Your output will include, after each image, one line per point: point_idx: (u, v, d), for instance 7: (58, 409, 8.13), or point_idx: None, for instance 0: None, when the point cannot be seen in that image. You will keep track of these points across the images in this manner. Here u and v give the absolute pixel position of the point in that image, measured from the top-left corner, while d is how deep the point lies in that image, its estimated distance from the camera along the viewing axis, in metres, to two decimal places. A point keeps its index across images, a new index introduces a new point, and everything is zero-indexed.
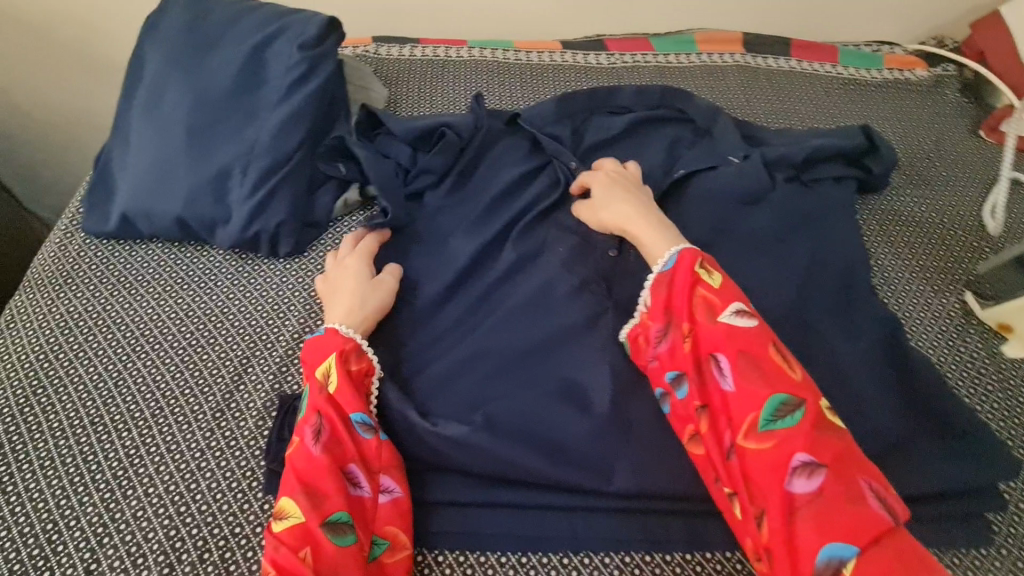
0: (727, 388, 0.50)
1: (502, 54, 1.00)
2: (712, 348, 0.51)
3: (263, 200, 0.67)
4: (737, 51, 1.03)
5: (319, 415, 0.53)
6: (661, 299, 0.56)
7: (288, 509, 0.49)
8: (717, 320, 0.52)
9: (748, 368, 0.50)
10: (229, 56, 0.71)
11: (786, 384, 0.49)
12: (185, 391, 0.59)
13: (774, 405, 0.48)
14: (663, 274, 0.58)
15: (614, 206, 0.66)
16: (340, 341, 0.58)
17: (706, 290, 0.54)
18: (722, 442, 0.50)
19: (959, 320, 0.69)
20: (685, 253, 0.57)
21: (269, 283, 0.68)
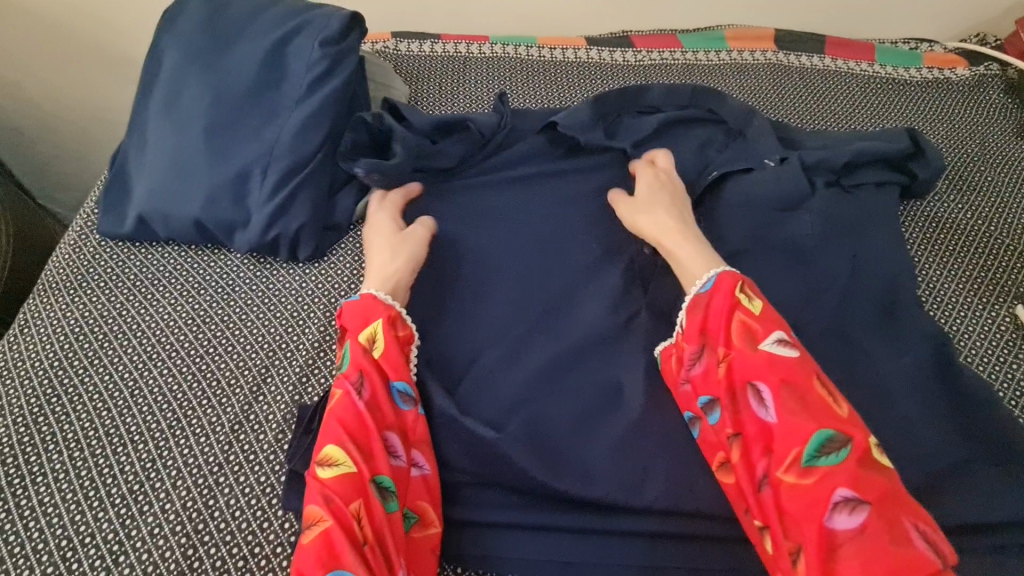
0: (765, 419, 0.47)
1: (526, 51, 0.97)
2: (751, 376, 0.49)
3: (283, 203, 0.64)
4: (768, 49, 1.00)
5: (363, 373, 0.54)
6: (697, 321, 0.54)
7: (335, 456, 0.49)
8: (757, 347, 0.49)
9: (789, 399, 0.47)
10: (249, 52, 0.69)
11: (829, 418, 0.46)
12: (203, 401, 0.58)
13: (816, 439, 0.45)
14: (700, 296, 0.55)
15: (655, 219, 0.64)
16: (384, 308, 0.59)
17: (746, 315, 0.51)
18: (756, 473, 0.47)
19: (1010, 335, 0.65)
20: (723, 277, 0.55)
21: (288, 289, 0.66)
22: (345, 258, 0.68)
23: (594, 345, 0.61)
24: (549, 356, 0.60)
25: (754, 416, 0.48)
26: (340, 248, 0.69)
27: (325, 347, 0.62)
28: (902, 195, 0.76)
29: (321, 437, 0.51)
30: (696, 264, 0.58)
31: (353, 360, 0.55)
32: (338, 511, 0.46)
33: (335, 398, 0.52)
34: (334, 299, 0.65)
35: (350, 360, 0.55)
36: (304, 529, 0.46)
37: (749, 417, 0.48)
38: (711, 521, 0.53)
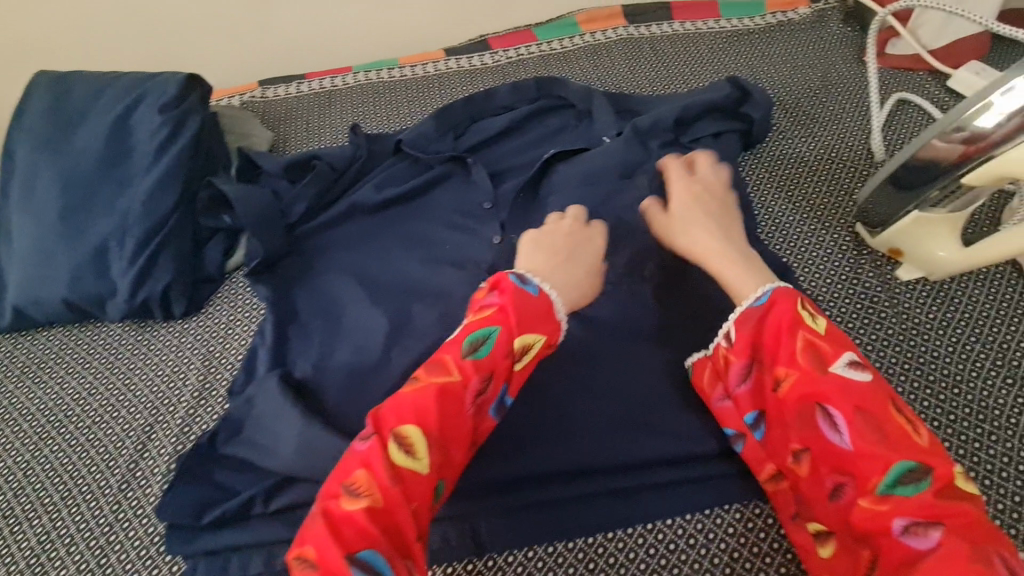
0: (836, 444, 0.47)
1: (387, 73, 1.00)
2: (820, 400, 0.48)
3: (144, 267, 0.68)
4: (619, 25, 1.03)
5: (490, 374, 0.51)
6: (746, 335, 0.53)
7: (416, 446, 0.47)
8: (829, 371, 0.48)
9: (865, 427, 0.46)
10: (94, 131, 0.72)
11: (911, 449, 0.44)
12: (93, 470, 0.61)
13: (896, 466, 0.44)
14: (753, 309, 0.54)
15: (706, 229, 0.62)
16: (546, 326, 0.55)
17: (810, 333, 0.50)
18: (822, 487, 0.48)
19: (851, 252, 0.70)
20: (782, 291, 0.53)
21: (168, 347, 0.69)
22: (220, 307, 0.72)
23: None
24: (412, 361, 0.64)
25: (826, 439, 0.47)
26: (215, 298, 0.73)
27: (205, 395, 0.65)
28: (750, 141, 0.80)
29: (411, 409, 0.48)
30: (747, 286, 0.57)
31: (489, 354, 0.51)
32: (393, 501, 0.45)
33: (450, 381, 0.50)
34: (211, 348, 0.68)
35: (489, 349, 0.51)
36: (348, 490, 0.45)
37: (814, 436, 0.48)
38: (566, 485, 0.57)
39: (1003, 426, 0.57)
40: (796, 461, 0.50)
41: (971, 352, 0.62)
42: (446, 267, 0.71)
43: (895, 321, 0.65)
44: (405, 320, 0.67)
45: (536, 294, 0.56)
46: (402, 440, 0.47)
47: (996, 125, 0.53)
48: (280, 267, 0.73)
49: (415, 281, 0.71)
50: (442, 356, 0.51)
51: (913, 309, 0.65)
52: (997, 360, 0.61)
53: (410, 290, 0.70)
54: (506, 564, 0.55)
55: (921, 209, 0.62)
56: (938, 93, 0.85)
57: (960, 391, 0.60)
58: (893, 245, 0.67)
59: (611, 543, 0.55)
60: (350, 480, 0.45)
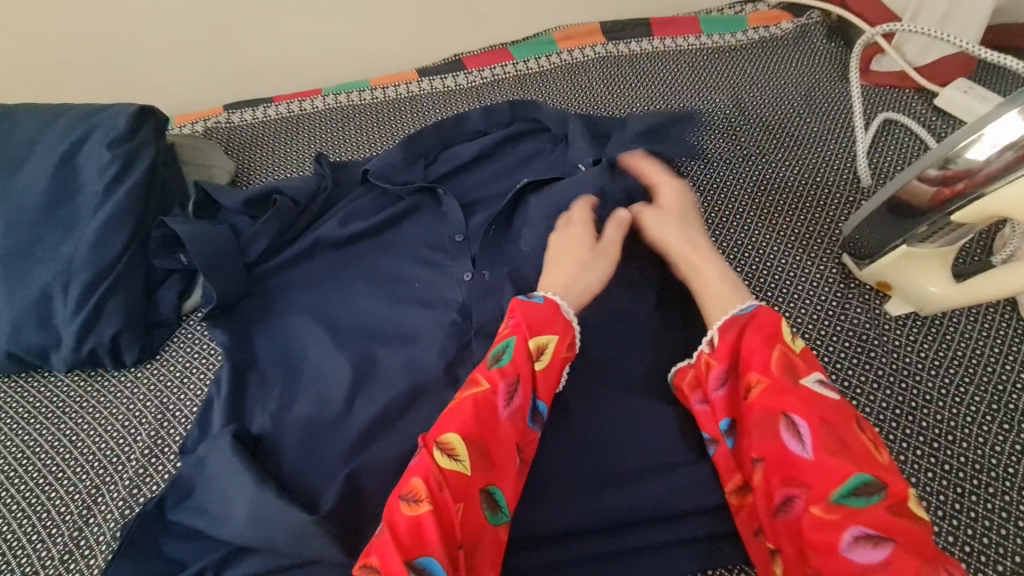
0: (797, 453, 0.45)
1: (358, 95, 0.96)
2: (786, 409, 0.46)
3: (90, 315, 0.63)
4: (598, 43, 0.99)
5: (515, 378, 0.53)
6: (728, 342, 0.52)
7: (457, 449, 0.49)
8: (800, 381, 0.47)
9: (828, 438, 0.45)
10: (39, 170, 0.68)
11: (869, 462, 0.44)
12: (33, 538, 0.57)
13: (851, 479, 0.43)
14: (737, 318, 0.53)
15: (686, 240, 0.63)
16: (561, 327, 0.57)
17: (787, 346, 0.49)
18: (773, 498, 0.46)
19: (839, 285, 0.67)
20: (764, 307, 0.53)
21: (118, 398, 0.65)
22: (175, 353, 0.68)
23: (420, 391, 0.61)
24: (376, 413, 0.60)
25: (785, 447, 0.46)
26: (171, 344, 0.69)
27: (157, 451, 0.61)
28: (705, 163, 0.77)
29: (450, 418, 0.51)
30: (720, 289, 0.58)
31: (510, 360, 0.54)
32: (443, 503, 0.47)
33: (478, 389, 0.52)
34: (164, 399, 0.64)
35: (510, 356, 0.54)
36: (405, 498, 0.47)
37: (775, 443, 0.46)
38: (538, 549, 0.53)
39: (1001, 477, 0.54)
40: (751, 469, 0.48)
41: (965, 393, 0.59)
42: (414, 307, 0.68)
43: (885, 360, 0.62)
44: (370, 366, 0.64)
45: (542, 302, 0.58)
46: (445, 446, 0.50)
47: (987, 159, 0.50)
48: (239, 310, 0.69)
49: (382, 323, 0.67)
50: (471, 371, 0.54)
51: (904, 347, 0.62)
52: (991, 403, 0.58)
53: (376, 333, 0.67)
54: None
55: (909, 244, 0.59)
56: (925, 112, 0.82)
57: (955, 437, 0.57)
58: (882, 279, 0.64)
59: None
60: (406, 489, 0.48)
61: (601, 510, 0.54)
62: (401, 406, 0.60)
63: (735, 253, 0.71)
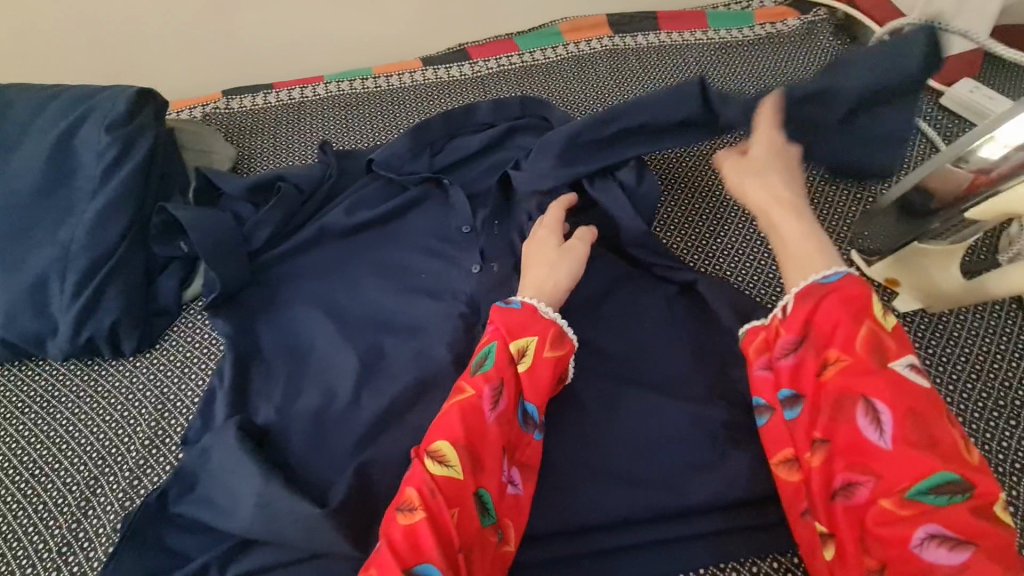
0: (874, 441, 0.43)
1: (361, 83, 0.94)
2: (870, 394, 0.44)
3: (88, 302, 0.61)
4: (605, 35, 0.98)
5: (500, 383, 0.52)
6: (803, 311, 0.49)
7: (446, 455, 0.48)
8: (887, 366, 0.44)
9: (914, 430, 0.42)
10: (35, 152, 0.66)
11: (956, 462, 0.41)
12: (29, 530, 0.55)
13: (933, 474, 0.41)
14: (818, 285, 0.49)
15: (770, 185, 0.58)
16: (543, 325, 0.55)
17: (875, 324, 0.46)
18: (835, 481, 0.45)
19: None
20: (851, 277, 0.49)
21: (116, 387, 0.63)
22: (175, 342, 0.66)
23: (429, 383, 0.60)
24: (384, 404, 0.59)
25: (862, 432, 0.44)
26: (171, 333, 0.67)
27: (157, 442, 0.59)
28: None
29: (441, 425, 0.50)
30: (804, 248, 0.53)
31: (493, 364, 0.53)
32: (437, 510, 0.45)
33: (464, 395, 0.51)
34: (164, 388, 0.63)
35: (493, 361, 0.53)
36: (401, 509, 0.46)
37: (848, 426, 0.44)
38: (550, 543, 0.53)
39: (1008, 473, 0.55)
40: (816, 448, 0.46)
41: (973, 390, 0.60)
42: (422, 299, 0.67)
43: None
44: (377, 357, 0.63)
45: (518, 307, 0.57)
46: (435, 453, 0.49)
47: (1001, 157, 0.50)
48: (241, 300, 0.67)
49: (388, 314, 0.66)
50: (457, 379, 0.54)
51: (912, 344, 0.63)
52: (999, 400, 0.59)
53: (383, 324, 0.66)
54: None
55: (920, 240, 0.61)
56: (930, 111, 0.83)
57: (962, 432, 0.58)
58: (892, 276, 0.65)
59: None
60: (402, 499, 0.47)
61: (613, 505, 0.54)
62: (409, 398, 0.60)
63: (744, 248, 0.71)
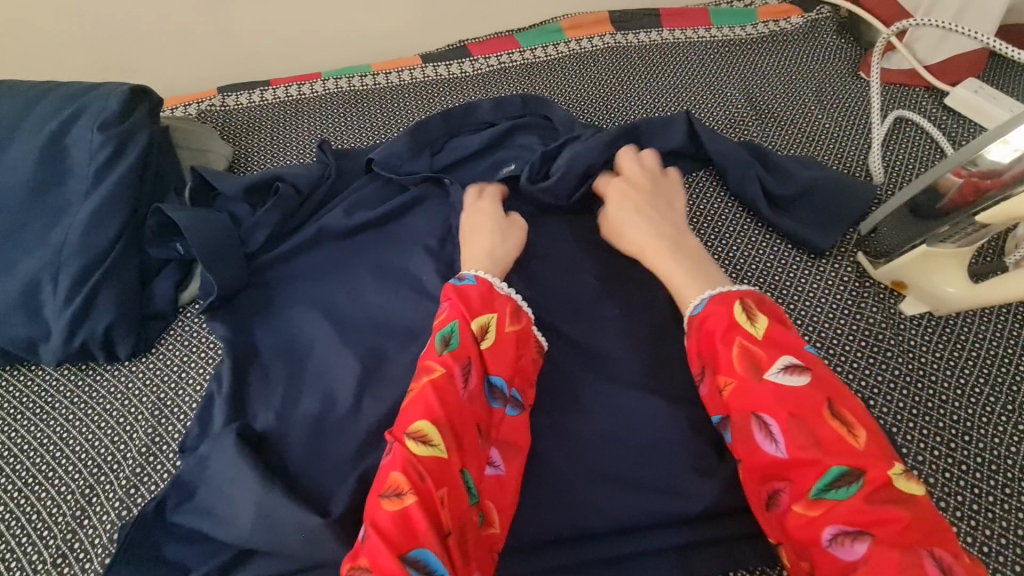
0: (770, 452, 0.44)
1: (359, 81, 0.93)
2: (755, 408, 0.45)
3: (81, 306, 0.60)
4: (607, 32, 0.97)
5: (468, 361, 0.51)
6: (692, 341, 0.51)
7: (429, 434, 0.47)
8: (762, 378, 0.45)
9: (798, 432, 0.43)
10: (25, 151, 0.65)
11: (843, 453, 0.42)
12: (22, 541, 0.54)
13: (825, 472, 0.41)
14: (692, 317, 0.52)
15: (634, 230, 0.63)
16: (502, 301, 0.56)
17: (746, 338, 0.47)
18: (757, 495, 0.46)
19: (853, 283, 0.67)
20: (716, 298, 0.51)
21: (112, 393, 0.62)
22: (172, 347, 0.65)
23: None
24: (385, 409, 0.58)
25: (760, 446, 0.45)
26: (167, 337, 0.66)
27: (154, 449, 0.58)
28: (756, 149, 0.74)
29: (413, 407, 0.49)
30: (679, 279, 0.57)
31: (461, 342, 0.52)
32: (428, 491, 0.44)
33: (437, 374, 0.50)
34: (161, 394, 0.61)
35: (459, 340, 0.52)
36: (387, 493, 0.44)
37: (747, 442, 0.46)
38: (557, 551, 0.52)
39: (1017, 478, 0.55)
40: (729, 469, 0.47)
41: (980, 394, 0.59)
42: (423, 301, 0.65)
43: (903, 360, 0.61)
44: (378, 361, 0.62)
45: (474, 284, 0.56)
46: (416, 435, 0.47)
47: (1011, 161, 0.51)
48: (239, 303, 0.66)
49: (389, 316, 0.65)
50: (421, 361, 0.52)
51: (920, 347, 0.62)
52: (1006, 404, 0.59)
53: (383, 327, 0.65)
54: None
55: (930, 244, 0.58)
56: (936, 111, 0.82)
57: (971, 438, 0.57)
58: (898, 277, 0.63)
59: None
60: (387, 484, 0.45)
61: (620, 511, 0.53)
62: None
63: (750, 250, 0.70)
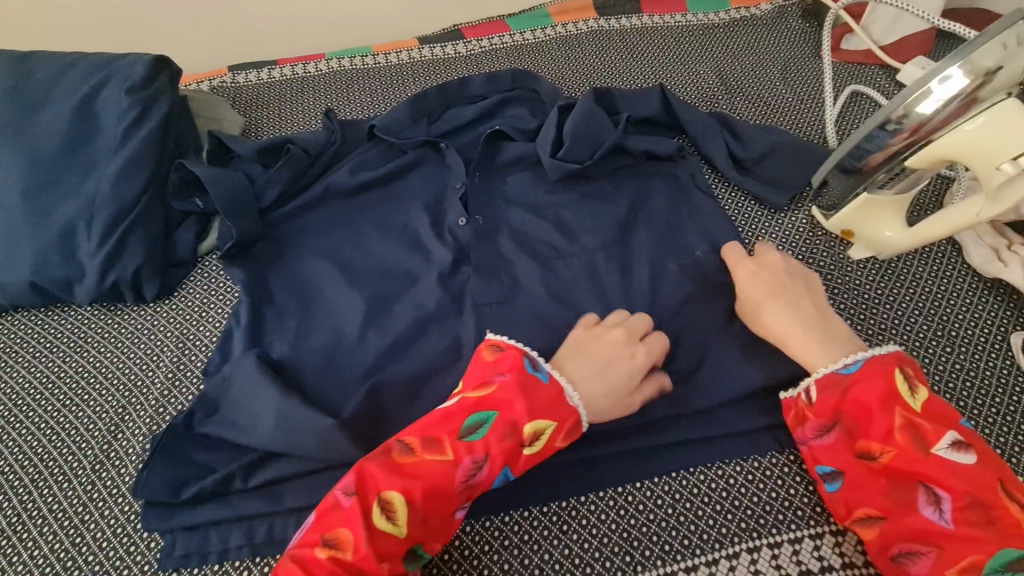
0: (935, 523, 0.47)
1: (361, 60, 0.99)
2: (923, 478, 0.48)
3: (113, 249, 0.67)
4: (590, 17, 1.05)
5: (484, 455, 0.51)
6: (832, 402, 0.53)
7: (398, 511, 0.49)
8: (931, 453, 0.48)
9: (969, 511, 0.46)
10: (59, 113, 0.71)
11: (1016, 535, 0.45)
12: (63, 452, 0.60)
13: (997, 552, 0.44)
14: (840, 376, 0.54)
15: (777, 311, 0.60)
16: (566, 411, 0.54)
17: (907, 410, 0.50)
18: (898, 556, 0.49)
19: (806, 233, 0.74)
20: (874, 365, 0.53)
21: (139, 328, 0.68)
22: (193, 288, 0.71)
23: (427, 321, 0.66)
24: (388, 338, 0.65)
25: (923, 516, 0.47)
26: (188, 281, 0.72)
27: (180, 376, 0.65)
28: (724, 121, 0.82)
29: (405, 473, 0.50)
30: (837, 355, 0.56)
31: (483, 437, 0.52)
32: (365, 561, 0.46)
33: (444, 457, 0.51)
34: (185, 329, 0.68)
35: (483, 432, 0.52)
36: (327, 538, 0.47)
37: (907, 510, 0.48)
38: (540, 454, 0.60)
39: (942, 391, 0.63)
40: (869, 523, 0.50)
41: (915, 324, 0.67)
42: (422, 249, 0.73)
43: (847, 296, 0.69)
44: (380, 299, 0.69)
45: (545, 381, 0.55)
46: (387, 501, 0.49)
47: (935, 111, 0.56)
48: (253, 251, 0.73)
49: (390, 262, 0.72)
50: (433, 431, 0.52)
51: (862, 286, 0.70)
52: (936, 331, 0.66)
53: (385, 270, 0.72)
54: (484, 529, 0.58)
55: (869, 191, 0.66)
56: (888, 86, 0.90)
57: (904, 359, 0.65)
58: (847, 226, 0.71)
59: (585, 506, 0.58)
60: (331, 531, 0.48)
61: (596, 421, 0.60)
62: (410, 333, 0.66)
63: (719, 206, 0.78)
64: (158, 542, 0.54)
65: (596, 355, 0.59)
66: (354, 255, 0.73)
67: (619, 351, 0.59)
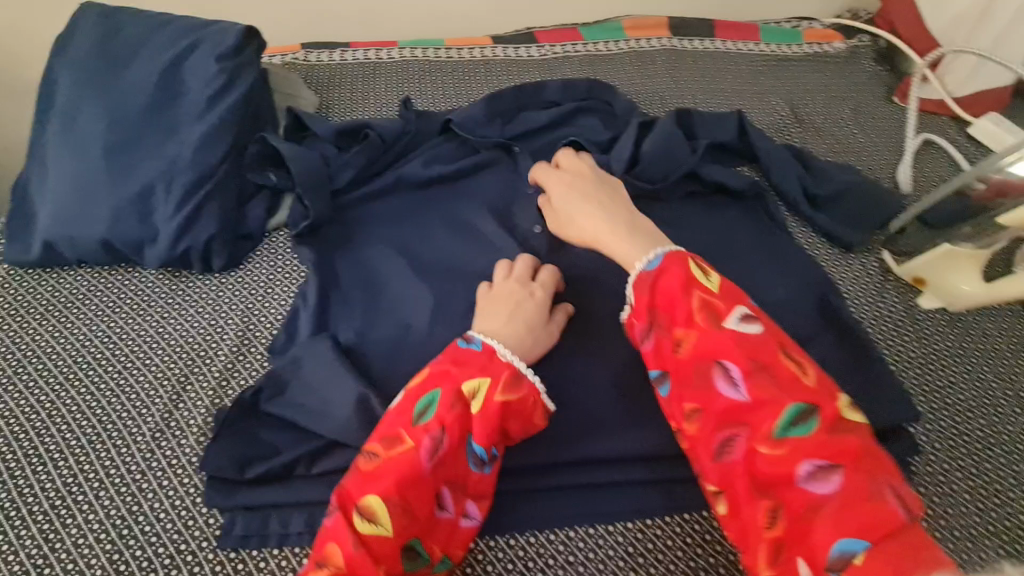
0: (733, 397, 0.43)
1: (433, 52, 0.99)
2: (718, 356, 0.44)
3: (189, 215, 0.66)
4: (664, 35, 1.05)
5: (442, 432, 0.48)
6: (644, 301, 0.50)
7: (378, 514, 0.45)
8: (723, 327, 0.45)
9: (761, 376, 0.43)
10: (146, 73, 0.70)
11: (800, 390, 0.42)
12: (123, 415, 0.59)
13: (786, 407, 0.42)
14: (646, 274, 0.51)
15: (588, 219, 0.60)
16: (501, 368, 0.52)
17: (704, 291, 0.47)
18: (711, 447, 0.44)
19: (878, 277, 0.74)
20: (671, 258, 0.50)
21: (203, 298, 0.68)
22: (260, 264, 0.71)
23: None
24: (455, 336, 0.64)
25: (721, 390, 0.44)
26: (255, 255, 0.71)
27: (243, 351, 0.64)
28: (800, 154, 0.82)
29: (372, 476, 0.46)
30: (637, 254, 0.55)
31: (434, 414, 0.49)
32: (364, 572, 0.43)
33: (405, 447, 0.47)
34: (250, 304, 0.67)
35: (433, 410, 0.49)
36: (319, 561, 0.44)
37: (710, 393, 0.44)
38: (605, 470, 0.58)
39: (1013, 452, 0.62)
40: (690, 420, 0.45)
41: (983, 380, 0.67)
42: (491, 249, 0.72)
43: (916, 345, 0.69)
44: (449, 295, 0.68)
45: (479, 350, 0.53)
46: (366, 510, 0.45)
47: None
48: (322, 233, 0.72)
49: (459, 259, 0.72)
50: (390, 428, 0.49)
51: (933, 336, 0.69)
52: (1004, 391, 0.66)
53: (453, 267, 0.71)
54: (548, 541, 0.56)
55: (952, 243, 0.67)
56: (960, 138, 0.90)
57: (973, 415, 0.64)
58: (919, 273, 0.71)
59: (651, 529, 0.56)
60: (323, 553, 0.44)
61: (664, 443, 0.59)
62: None
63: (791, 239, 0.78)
64: (218, 520, 0.53)
65: (503, 304, 0.59)
66: (422, 247, 0.73)
67: (520, 297, 0.60)
